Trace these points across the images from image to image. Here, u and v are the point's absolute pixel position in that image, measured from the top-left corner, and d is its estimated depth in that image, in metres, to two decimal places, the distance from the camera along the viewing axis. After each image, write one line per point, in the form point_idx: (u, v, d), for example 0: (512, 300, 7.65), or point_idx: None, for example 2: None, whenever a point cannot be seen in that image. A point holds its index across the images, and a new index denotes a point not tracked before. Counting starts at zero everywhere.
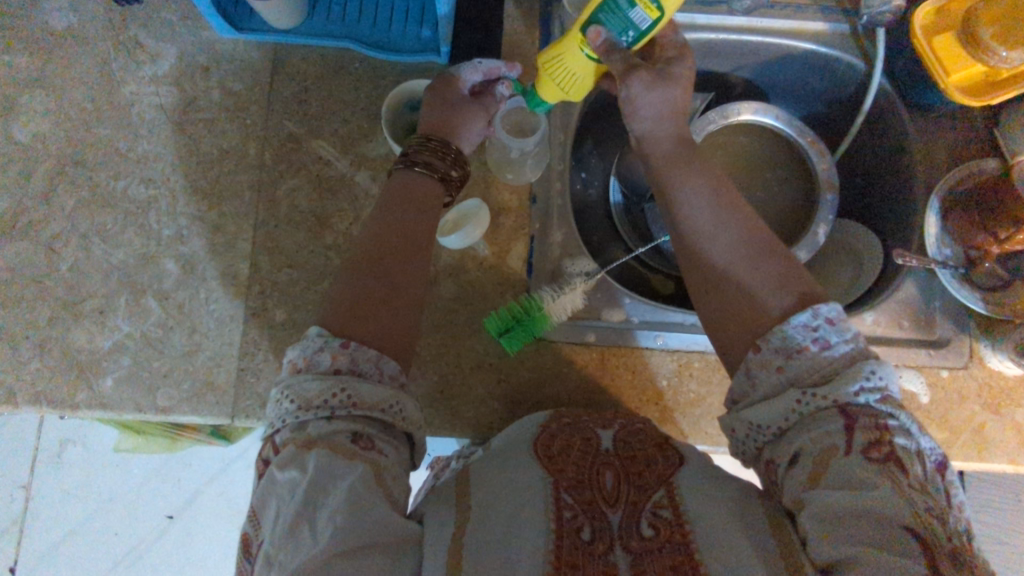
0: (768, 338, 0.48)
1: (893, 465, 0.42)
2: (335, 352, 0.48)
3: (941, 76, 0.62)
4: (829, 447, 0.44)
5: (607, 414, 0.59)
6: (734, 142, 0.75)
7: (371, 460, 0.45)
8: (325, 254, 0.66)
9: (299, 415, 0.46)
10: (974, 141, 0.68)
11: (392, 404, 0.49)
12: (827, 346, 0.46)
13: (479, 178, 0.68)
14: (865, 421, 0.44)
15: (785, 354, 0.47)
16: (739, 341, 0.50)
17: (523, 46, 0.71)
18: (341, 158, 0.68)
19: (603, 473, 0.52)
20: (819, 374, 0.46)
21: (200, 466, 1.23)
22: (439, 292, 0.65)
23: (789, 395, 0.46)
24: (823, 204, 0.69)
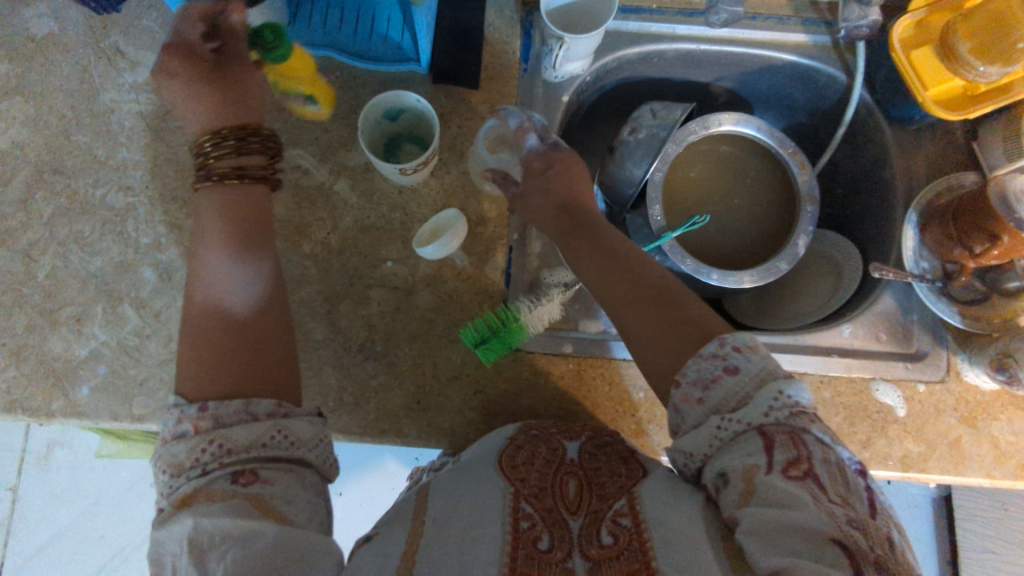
0: (684, 372, 0.47)
1: (813, 481, 0.41)
2: (194, 419, 0.46)
3: (919, 90, 0.62)
4: (749, 468, 0.42)
5: (573, 428, 0.59)
6: (717, 152, 0.74)
7: (255, 495, 0.44)
8: (303, 263, 0.66)
9: (172, 480, 0.45)
10: (955, 153, 0.68)
11: (273, 436, 0.47)
12: (737, 371, 0.45)
13: (458, 188, 0.68)
14: (782, 438, 0.42)
15: (702, 386, 0.46)
16: (661, 377, 0.49)
17: (504, 55, 0.70)
18: (320, 167, 0.68)
19: (567, 480, 0.53)
20: (735, 400, 0.44)
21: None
22: (417, 303, 0.65)
23: (709, 423, 0.45)
24: (803, 215, 0.69)
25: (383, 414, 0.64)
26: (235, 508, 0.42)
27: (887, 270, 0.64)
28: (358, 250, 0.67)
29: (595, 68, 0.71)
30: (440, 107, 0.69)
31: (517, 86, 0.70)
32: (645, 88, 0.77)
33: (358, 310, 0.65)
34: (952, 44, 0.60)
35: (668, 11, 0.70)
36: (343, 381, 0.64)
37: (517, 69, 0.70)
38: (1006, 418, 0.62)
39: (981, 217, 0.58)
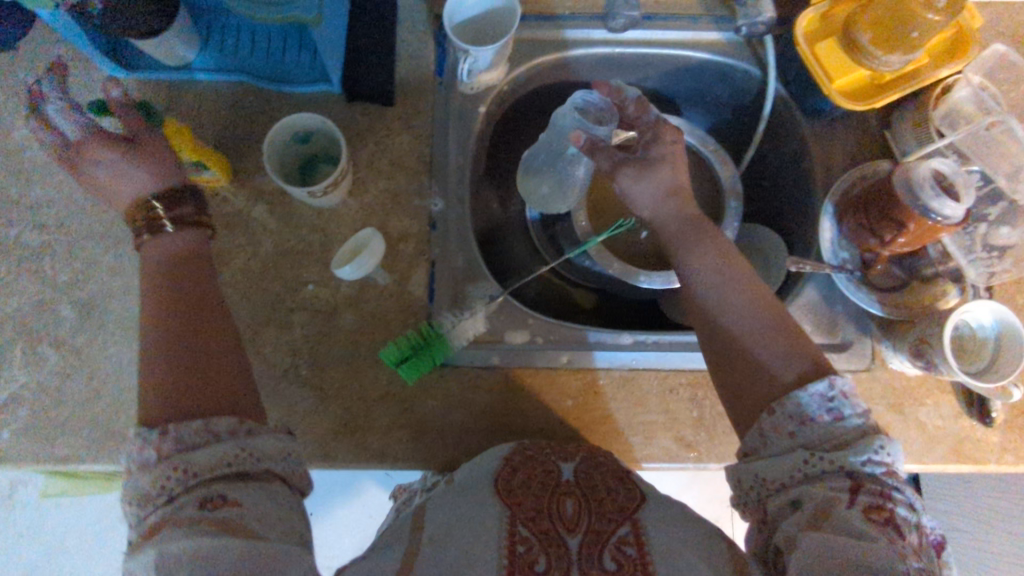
0: (782, 404, 0.49)
1: (890, 528, 0.43)
2: (144, 443, 0.46)
3: (826, 84, 0.62)
4: (830, 500, 0.44)
5: (569, 446, 0.58)
6: None
7: (229, 523, 0.43)
8: (224, 291, 0.66)
9: (140, 507, 0.45)
10: (870, 143, 0.68)
11: (246, 455, 0.47)
12: (841, 418, 0.47)
13: (377, 205, 0.67)
14: (872, 487, 0.45)
15: (798, 420, 0.48)
16: (750, 407, 0.51)
17: (417, 70, 0.70)
18: (238, 194, 0.68)
19: (564, 501, 0.53)
20: (830, 442, 0.47)
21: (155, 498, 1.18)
22: (341, 324, 0.65)
23: (795, 453, 0.47)
24: (727, 211, 0.69)
25: (310, 439, 0.63)
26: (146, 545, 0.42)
27: (805, 263, 0.64)
28: (280, 275, 0.66)
29: (513, 76, 0.71)
30: (355, 125, 0.68)
31: (432, 99, 0.69)
32: (568, 93, 0.77)
33: (282, 336, 0.65)
34: (855, 36, 0.60)
35: (580, 17, 0.70)
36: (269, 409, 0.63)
37: (431, 83, 0.69)
38: (932, 403, 0.63)
39: (892, 208, 0.58)
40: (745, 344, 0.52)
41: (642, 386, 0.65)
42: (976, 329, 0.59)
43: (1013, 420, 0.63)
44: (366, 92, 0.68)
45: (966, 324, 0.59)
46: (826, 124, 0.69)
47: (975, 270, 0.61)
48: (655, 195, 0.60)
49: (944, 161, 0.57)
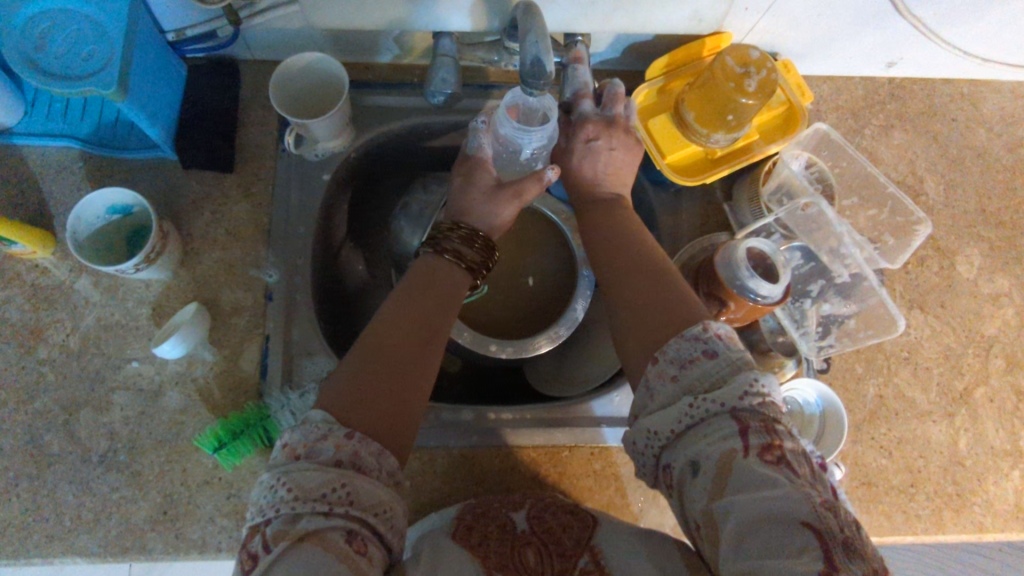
0: (664, 349, 0.45)
1: (787, 468, 0.38)
2: (339, 441, 0.42)
3: (658, 159, 0.63)
4: (726, 454, 0.39)
5: (516, 496, 0.57)
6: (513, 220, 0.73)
7: (356, 564, 0.38)
8: (37, 370, 0.61)
9: (294, 504, 0.39)
10: (712, 213, 0.69)
11: (389, 509, 0.42)
12: (715, 356, 0.43)
13: (210, 277, 0.64)
14: (756, 424, 0.39)
15: (679, 364, 0.44)
16: (635, 358, 0.47)
17: (259, 136, 0.68)
18: (60, 265, 0.64)
19: (525, 551, 0.50)
20: (710, 381, 0.42)
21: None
22: (166, 403, 0.61)
23: (679, 402, 0.42)
24: (580, 279, 0.69)
25: (123, 530, 0.59)
26: None
27: None
28: (101, 352, 0.62)
29: (362, 143, 0.70)
30: (191, 193, 0.66)
31: (274, 166, 0.67)
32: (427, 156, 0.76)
33: (100, 418, 0.61)
34: (682, 113, 0.61)
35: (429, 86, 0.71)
36: (81, 498, 0.59)
37: (273, 150, 0.68)
38: None
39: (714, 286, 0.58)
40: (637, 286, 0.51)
41: (483, 464, 0.63)
42: (803, 406, 0.59)
43: (852, 491, 0.63)
44: (202, 160, 0.65)
45: (794, 401, 0.59)
46: (672, 194, 0.69)
47: (806, 343, 0.61)
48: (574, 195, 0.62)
49: (761, 239, 0.58)
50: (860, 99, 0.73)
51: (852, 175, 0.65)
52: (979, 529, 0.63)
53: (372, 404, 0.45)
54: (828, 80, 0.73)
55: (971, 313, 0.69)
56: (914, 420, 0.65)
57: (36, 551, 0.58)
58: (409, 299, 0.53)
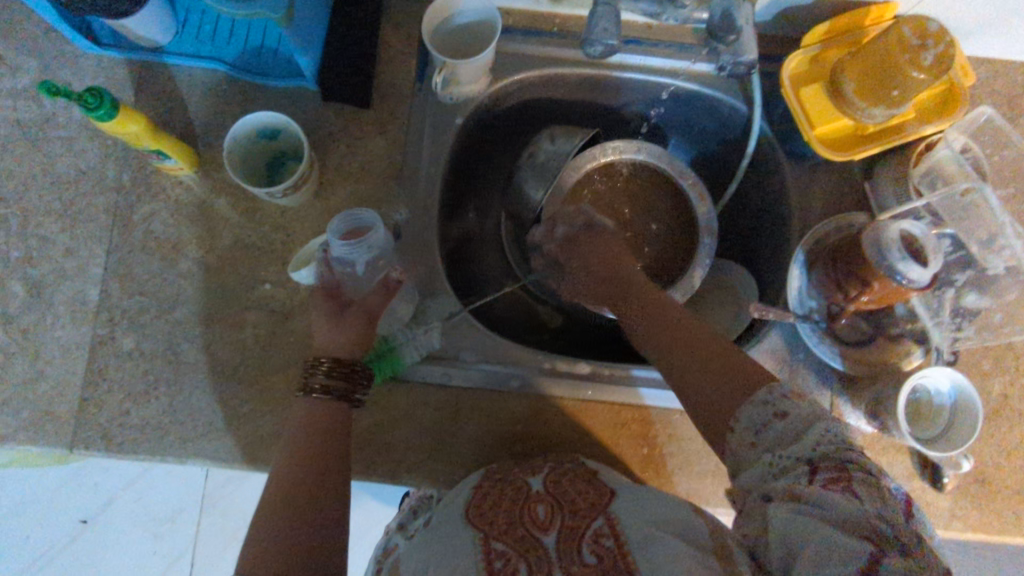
0: (737, 419, 0.46)
1: (850, 496, 0.39)
2: None
3: (806, 129, 0.61)
4: (792, 484, 0.41)
5: (537, 461, 0.57)
6: (632, 185, 0.72)
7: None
8: (177, 282, 0.64)
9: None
10: (848, 191, 0.67)
11: None
12: (788, 415, 0.44)
13: (342, 209, 0.66)
14: (828, 464, 0.41)
15: (755, 428, 0.45)
16: (717, 395, 0.48)
17: (396, 74, 0.68)
18: (201, 183, 0.66)
19: (535, 507, 0.52)
20: (795, 433, 0.43)
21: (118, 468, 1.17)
22: (295, 326, 0.64)
23: (760, 463, 0.44)
24: (699, 248, 0.68)
25: (250, 441, 0.62)
26: None
27: (768, 309, 0.63)
28: (235, 271, 0.65)
29: (495, 90, 0.69)
30: (328, 126, 0.67)
31: (408, 106, 0.68)
32: (554, 108, 0.76)
33: (232, 334, 0.64)
34: (840, 84, 0.59)
35: (570, 36, 0.70)
36: (212, 407, 0.62)
37: (410, 88, 0.68)
38: (885, 462, 0.62)
39: (857, 265, 0.57)
40: (704, 333, 0.52)
41: (594, 418, 0.64)
42: (933, 395, 0.58)
43: (965, 488, 0.62)
44: (343, 93, 0.66)
45: (924, 389, 0.59)
46: (808, 168, 0.67)
47: (939, 333, 0.60)
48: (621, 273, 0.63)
49: (913, 223, 0.56)
50: (1022, 85, 0.68)
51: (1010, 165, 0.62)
52: None
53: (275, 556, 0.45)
54: (987, 62, 0.69)
55: None
56: None
57: (171, 449, 0.62)
58: (297, 442, 0.53)
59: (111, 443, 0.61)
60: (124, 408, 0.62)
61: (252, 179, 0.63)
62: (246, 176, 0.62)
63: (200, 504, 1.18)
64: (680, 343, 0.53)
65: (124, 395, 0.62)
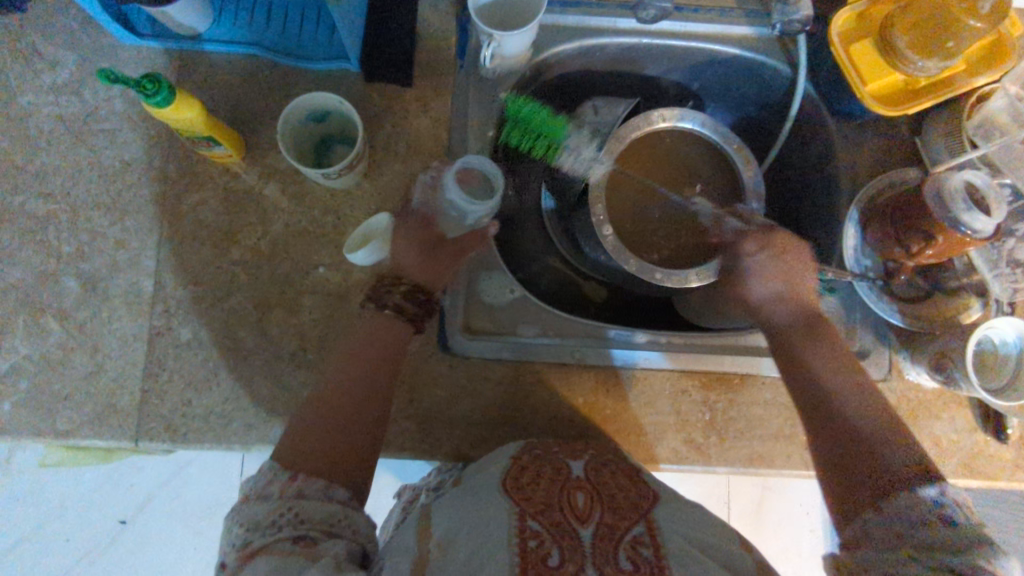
0: (889, 503, 0.46)
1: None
2: (283, 485, 0.47)
3: (857, 85, 0.61)
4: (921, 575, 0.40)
5: (576, 446, 0.58)
6: (676, 152, 0.73)
7: (313, 552, 0.42)
8: (232, 270, 0.64)
9: (245, 535, 0.44)
10: (898, 149, 0.66)
11: (339, 520, 0.47)
12: (951, 520, 0.43)
13: (392, 190, 0.66)
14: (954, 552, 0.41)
15: (896, 529, 0.44)
16: (858, 520, 0.47)
17: (438, 52, 0.68)
18: (249, 170, 0.66)
19: (575, 494, 0.51)
20: (937, 540, 0.42)
21: (154, 469, 1.17)
22: (351, 309, 0.64)
23: (896, 552, 0.43)
24: (747, 211, 0.69)
25: None
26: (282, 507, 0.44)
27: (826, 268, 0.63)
28: (289, 256, 0.64)
29: (536, 64, 0.69)
30: (372, 106, 0.66)
31: (452, 83, 0.68)
32: (590, 81, 0.76)
33: (289, 319, 0.64)
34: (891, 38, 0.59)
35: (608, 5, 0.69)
36: (275, 392, 0.62)
37: (452, 66, 0.68)
38: (948, 417, 0.62)
39: (919, 218, 0.57)
40: (861, 424, 0.51)
41: (652, 386, 0.64)
42: (999, 345, 0.58)
43: None
44: (385, 73, 0.66)
45: (989, 340, 0.58)
46: (856, 128, 0.67)
47: (999, 285, 0.60)
48: (768, 297, 0.60)
49: (977, 174, 0.55)
50: None
51: None
52: None
53: (321, 450, 0.51)
54: None
55: None
56: None
57: (235, 436, 0.62)
58: (357, 346, 0.57)
59: (175, 434, 0.61)
60: (186, 398, 0.62)
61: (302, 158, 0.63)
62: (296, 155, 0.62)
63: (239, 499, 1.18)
64: (822, 428, 0.52)
65: (185, 385, 0.62)
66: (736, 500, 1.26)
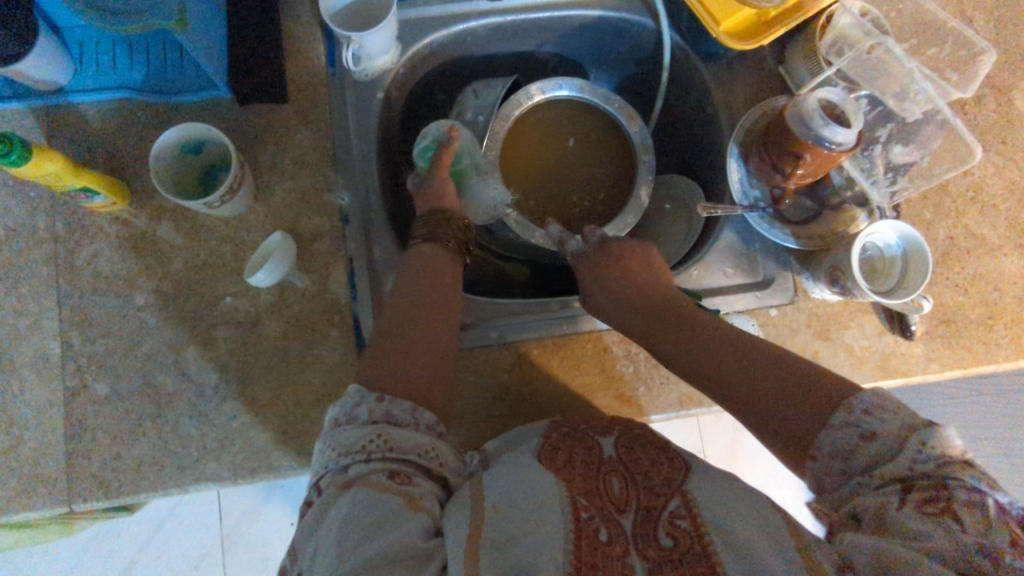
0: (818, 446, 0.45)
1: (952, 520, 0.38)
2: (371, 405, 0.47)
3: (712, 26, 0.64)
4: (882, 504, 0.41)
5: (602, 422, 0.57)
6: (569, 120, 0.74)
7: (405, 492, 0.44)
8: (139, 316, 0.63)
9: (339, 460, 0.45)
10: (766, 79, 0.69)
11: (429, 449, 0.47)
12: (874, 436, 0.43)
13: (286, 207, 0.65)
14: (922, 481, 0.40)
15: (842, 456, 0.43)
16: (798, 419, 0.46)
17: (308, 63, 0.68)
18: (139, 214, 0.65)
19: (610, 479, 0.51)
20: (878, 452, 0.42)
21: (141, 523, 1.26)
22: (266, 331, 0.64)
23: (849, 481, 0.43)
24: (641, 165, 0.71)
25: (250, 453, 0.62)
26: (362, 503, 0.42)
27: (715, 208, 0.65)
28: (195, 291, 0.64)
29: (408, 58, 0.70)
30: (251, 128, 0.66)
31: (326, 91, 0.68)
32: (467, 66, 0.77)
33: (206, 354, 0.63)
34: None
35: None
36: (203, 429, 0.62)
37: (324, 74, 0.68)
38: (856, 325, 0.65)
39: (787, 141, 0.59)
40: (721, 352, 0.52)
41: (575, 350, 0.65)
42: (884, 249, 0.60)
43: (932, 330, 0.65)
44: (257, 92, 0.65)
45: (875, 246, 0.61)
46: (724, 67, 0.69)
47: (878, 192, 0.62)
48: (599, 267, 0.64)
49: (829, 90, 0.57)
50: None
51: (907, 19, 0.65)
52: None
53: (404, 363, 0.52)
54: None
55: None
56: (986, 256, 0.67)
57: (171, 481, 0.61)
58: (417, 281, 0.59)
59: (110, 490, 0.60)
60: (114, 453, 0.61)
61: (184, 192, 0.63)
62: (176, 188, 0.62)
63: (221, 547, 1.27)
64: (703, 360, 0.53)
65: (110, 440, 0.61)
66: (710, 450, 1.30)
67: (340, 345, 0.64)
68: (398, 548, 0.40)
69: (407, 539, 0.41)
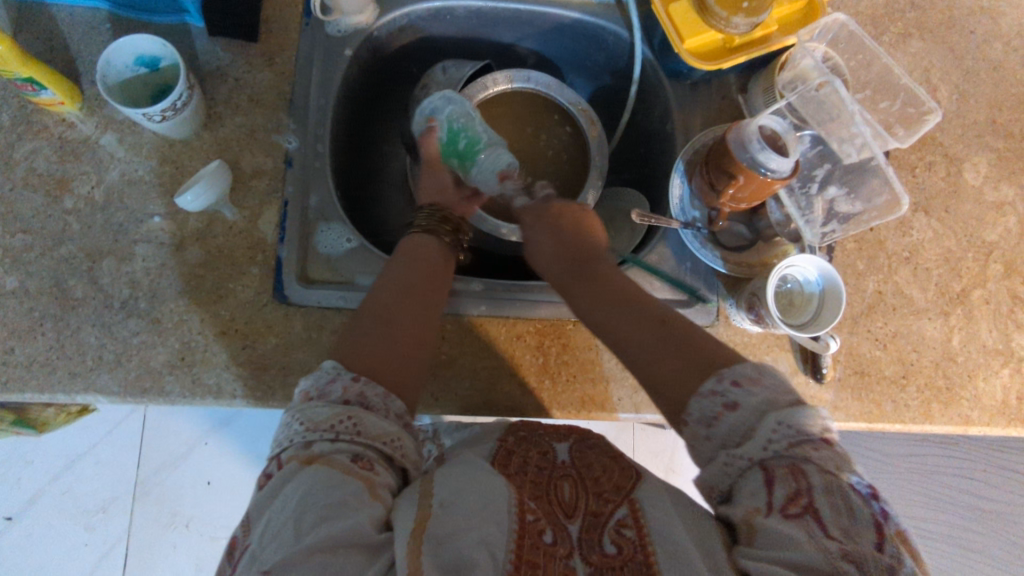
0: (690, 411, 0.47)
1: (813, 519, 0.40)
2: (346, 383, 0.48)
3: (676, 43, 0.65)
4: (753, 510, 0.42)
5: (560, 429, 0.58)
6: (540, 119, 0.75)
7: (365, 477, 0.44)
8: (64, 219, 0.63)
9: (305, 434, 0.45)
10: (724, 107, 0.70)
11: (396, 438, 0.47)
12: (737, 406, 0.44)
13: (233, 141, 0.66)
14: (782, 472, 0.42)
15: (706, 423, 0.46)
16: (679, 380, 0.48)
17: (285, 9, 0.69)
18: (88, 120, 0.65)
19: (561, 485, 0.51)
20: (744, 434, 0.44)
21: (56, 453, 1.23)
22: (186, 256, 0.63)
23: (718, 460, 0.45)
24: (593, 170, 0.72)
25: (143, 372, 0.61)
26: (312, 481, 0.42)
27: (651, 216, 0.65)
28: (124, 205, 0.64)
29: (383, 23, 0.73)
30: (216, 59, 0.67)
31: (296, 39, 0.69)
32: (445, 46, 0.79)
33: (120, 268, 0.62)
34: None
35: None
36: (102, 340, 0.61)
37: (298, 23, 0.69)
38: (770, 360, 0.64)
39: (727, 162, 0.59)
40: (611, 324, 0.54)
41: (489, 334, 0.65)
42: (803, 283, 0.61)
43: (844, 379, 0.65)
44: (227, 26, 0.66)
45: (795, 278, 0.61)
46: (687, 88, 0.71)
47: (811, 231, 0.63)
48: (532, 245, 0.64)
49: (773, 120, 0.58)
50: (874, 7, 0.74)
51: (867, 73, 0.66)
52: (964, 422, 0.65)
53: (374, 342, 0.52)
54: None
55: (974, 218, 0.71)
56: (910, 316, 0.67)
57: (59, 386, 0.60)
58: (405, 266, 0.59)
59: None
60: (6, 348, 0.60)
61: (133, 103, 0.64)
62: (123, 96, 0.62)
63: (133, 491, 1.24)
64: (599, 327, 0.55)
65: (5, 334, 0.60)
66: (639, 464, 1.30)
67: (256, 284, 0.64)
68: (349, 534, 0.40)
69: (358, 529, 0.41)
